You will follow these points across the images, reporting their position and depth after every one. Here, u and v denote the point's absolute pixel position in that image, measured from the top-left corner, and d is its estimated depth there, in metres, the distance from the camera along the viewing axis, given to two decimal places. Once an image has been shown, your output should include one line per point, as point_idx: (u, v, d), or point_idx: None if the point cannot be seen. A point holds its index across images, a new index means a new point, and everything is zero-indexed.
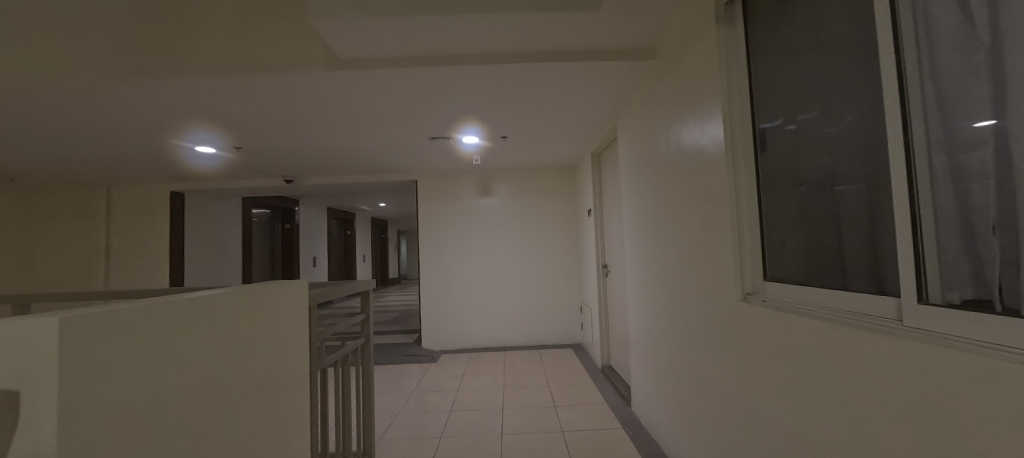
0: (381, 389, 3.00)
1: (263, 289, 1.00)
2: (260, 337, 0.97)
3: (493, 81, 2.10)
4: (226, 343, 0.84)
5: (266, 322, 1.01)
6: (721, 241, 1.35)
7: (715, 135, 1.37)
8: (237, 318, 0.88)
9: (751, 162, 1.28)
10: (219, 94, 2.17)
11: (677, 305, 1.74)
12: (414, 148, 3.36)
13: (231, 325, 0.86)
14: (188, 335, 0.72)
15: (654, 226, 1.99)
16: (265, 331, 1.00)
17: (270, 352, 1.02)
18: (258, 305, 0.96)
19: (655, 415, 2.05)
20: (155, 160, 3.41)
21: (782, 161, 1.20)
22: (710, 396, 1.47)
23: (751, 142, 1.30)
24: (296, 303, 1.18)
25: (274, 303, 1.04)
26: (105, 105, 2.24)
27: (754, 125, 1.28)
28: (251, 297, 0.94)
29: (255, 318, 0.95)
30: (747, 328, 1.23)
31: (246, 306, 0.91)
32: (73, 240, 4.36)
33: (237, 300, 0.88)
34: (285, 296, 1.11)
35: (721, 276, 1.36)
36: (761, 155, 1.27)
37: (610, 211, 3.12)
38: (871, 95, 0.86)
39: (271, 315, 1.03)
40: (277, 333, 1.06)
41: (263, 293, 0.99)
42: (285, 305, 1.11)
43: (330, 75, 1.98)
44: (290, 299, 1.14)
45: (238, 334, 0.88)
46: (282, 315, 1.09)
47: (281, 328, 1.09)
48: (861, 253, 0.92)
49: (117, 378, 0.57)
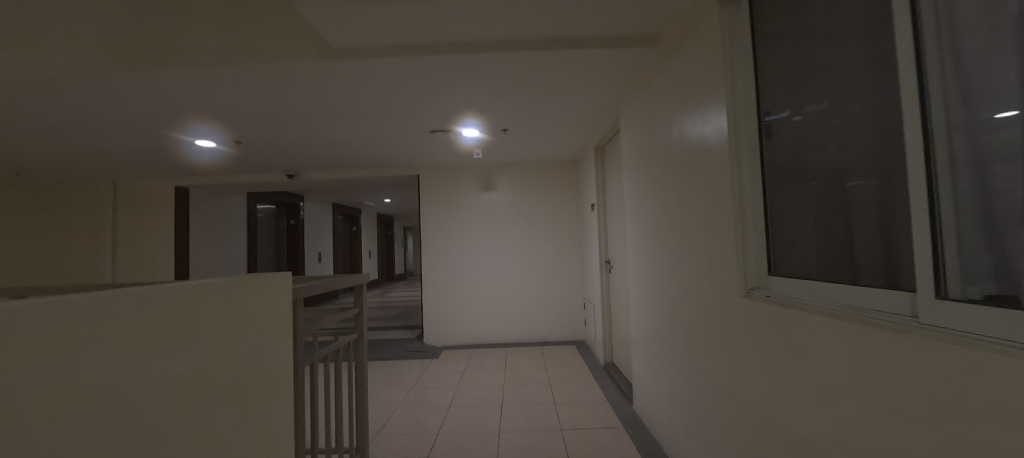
0: (381, 385, 2.99)
1: (234, 282, 0.96)
2: (227, 334, 0.92)
3: (490, 72, 2.04)
4: (189, 339, 0.79)
5: (235, 320, 0.95)
6: (723, 237, 1.27)
7: (718, 127, 1.29)
8: (204, 311, 0.84)
9: (756, 153, 1.19)
10: (215, 85, 2.14)
11: (679, 303, 1.68)
12: (415, 141, 3.31)
13: (195, 320, 0.81)
14: (145, 330, 0.68)
15: (656, 219, 1.92)
16: (234, 326, 0.95)
17: (240, 350, 0.97)
18: (224, 301, 0.91)
19: (655, 413, 2.00)
20: (157, 154, 3.42)
21: (790, 153, 1.12)
22: (714, 398, 1.41)
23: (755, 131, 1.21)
24: (273, 300, 1.14)
25: (244, 299, 0.99)
26: (101, 98, 2.24)
27: (757, 116, 1.21)
28: (216, 290, 0.88)
29: (222, 315, 0.90)
30: (754, 327, 1.15)
31: (215, 300, 0.88)
32: (79, 233, 4.40)
33: (203, 293, 0.84)
34: (259, 291, 1.06)
35: (723, 272, 1.29)
36: (766, 145, 1.18)
37: (613, 204, 3.04)
38: (886, 78, 0.79)
39: (242, 312, 0.98)
40: (248, 329, 1.01)
41: (229, 287, 0.93)
42: (259, 300, 1.06)
43: (321, 66, 1.94)
44: (265, 294, 1.09)
45: (201, 330, 0.83)
46: (256, 310, 1.04)
47: (254, 324, 1.03)
48: (873, 250, 0.86)
49: (56, 374, 0.53)
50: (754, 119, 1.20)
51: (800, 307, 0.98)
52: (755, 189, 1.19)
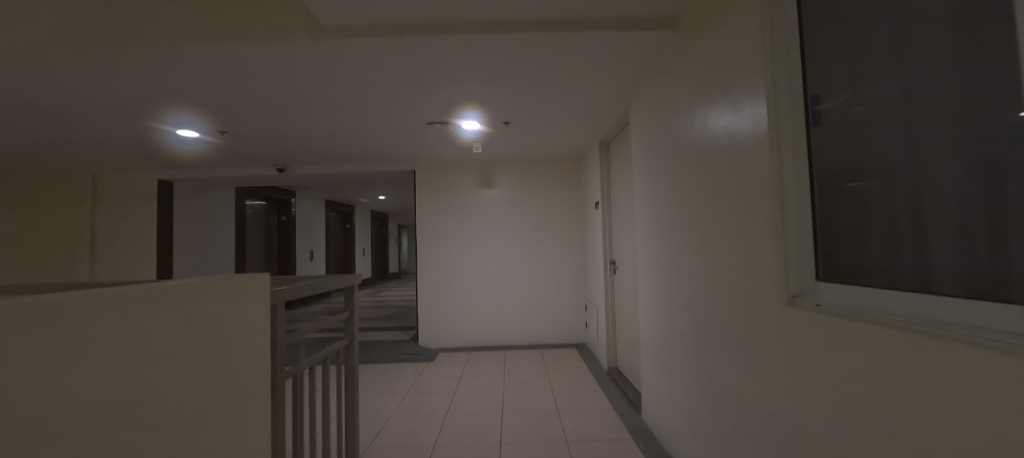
0: (374, 390, 2.84)
1: (206, 285, 0.81)
2: (186, 356, 0.74)
3: (494, 57, 1.90)
4: (130, 369, 0.62)
5: (197, 338, 0.78)
6: (759, 236, 1.14)
7: (755, 116, 1.14)
8: (166, 319, 0.69)
9: (801, 142, 1.06)
10: (195, 67, 1.96)
11: (701, 308, 1.55)
12: (413, 134, 3.16)
13: (137, 344, 0.63)
14: (72, 353, 0.53)
15: (672, 217, 1.79)
16: (195, 345, 0.77)
17: (205, 372, 0.80)
18: (180, 316, 0.73)
19: (668, 424, 1.88)
20: (137, 145, 3.22)
21: (842, 140, 0.97)
22: (742, 416, 1.28)
23: (800, 119, 1.07)
24: (248, 309, 0.96)
25: (208, 313, 0.81)
26: (70, 80, 2.06)
27: (804, 101, 1.06)
28: (166, 304, 0.70)
29: (176, 334, 0.72)
30: (797, 341, 1.01)
31: (179, 306, 0.73)
32: (56, 229, 4.17)
33: (168, 298, 0.70)
34: (228, 300, 0.88)
35: (757, 275, 1.16)
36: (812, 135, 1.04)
37: (619, 202, 2.91)
38: (986, 47, 0.64)
39: (206, 327, 0.80)
40: (215, 347, 0.83)
41: (186, 298, 0.75)
42: (229, 311, 0.88)
43: (311, 46, 1.78)
44: (237, 305, 0.91)
45: (147, 355, 0.65)
46: (225, 325, 0.87)
47: (223, 340, 0.86)
48: (954, 255, 0.72)
49: None
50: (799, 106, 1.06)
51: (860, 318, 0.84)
52: (804, 184, 1.05)
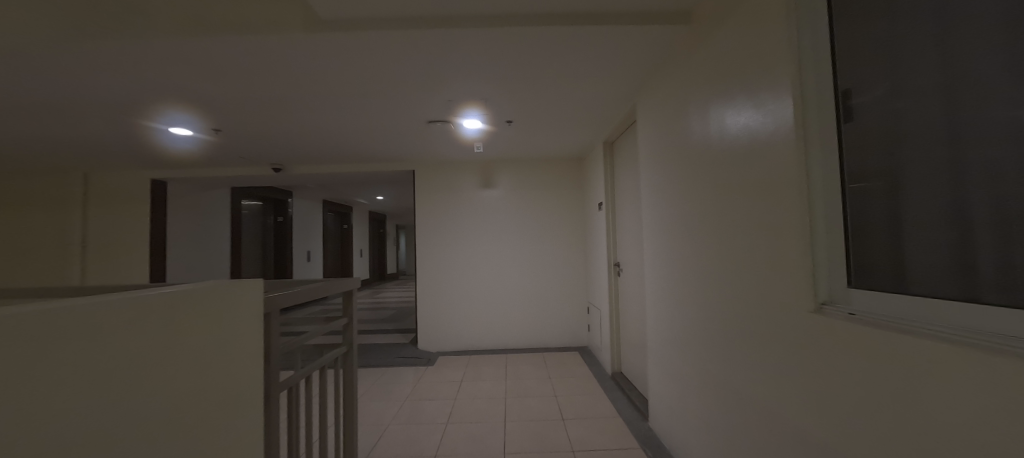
0: (372, 396, 2.76)
1: (189, 294, 0.77)
2: (140, 377, 0.65)
3: (498, 53, 1.84)
4: (50, 398, 0.52)
5: (163, 353, 0.70)
6: (783, 240, 1.08)
7: (779, 113, 1.09)
8: (136, 332, 0.65)
9: (830, 140, 1.00)
10: (187, 61, 1.88)
11: (716, 314, 1.49)
12: (412, 133, 3.09)
13: (78, 365, 0.55)
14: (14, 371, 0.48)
15: (683, 219, 1.74)
16: (151, 363, 0.68)
17: (166, 392, 0.71)
18: (125, 333, 0.63)
19: (679, 433, 1.81)
20: (129, 144, 3.14)
21: (876, 134, 0.90)
22: (764, 429, 1.22)
23: (829, 114, 1.01)
24: (226, 321, 0.87)
25: (170, 326, 0.72)
26: (56, 75, 1.98)
27: (834, 96, 1.00)
28: (107, 319, 0.60)
29: (120, 353, 0.62)
30: (829, 351, 0.94)
31: (154, 318, 0.68)
32: (45, 229, 4.08)
33: (140, 310, 0.66)
34: (196, 311, 0.78)
35: (780, 282, 1.11)
36: (843, 132, 0.98)
37: (624, 203, 2.85)
38: None
39: (169, 344, 0.71)
40: (181, 364, 0.74)
41: (136, 312, 0.65)
42: (198, 324, 0.79)
43: (307, 40, 1.71)
44: (209, 315, 0.82)
45: (80, 380, 0.55)
46: (193, 338, 0.77)
47: (190, 355, 0.77)
48: (1007, 260, 0.66)
49: None
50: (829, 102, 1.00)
51: (904, 328, 0.77)
52: (835, 184, 1.00)
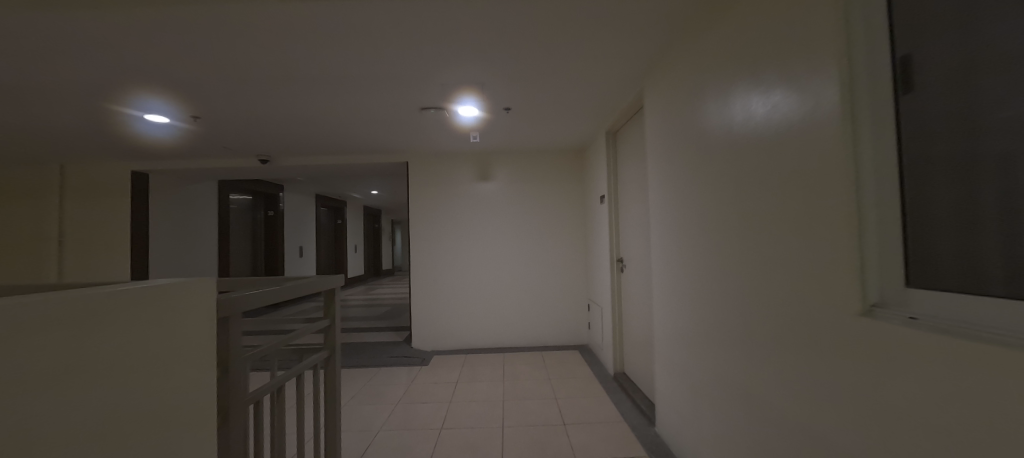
0: (364, 399, 2.63)
1: (161, 292, 0.65)
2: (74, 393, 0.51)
3: (498, 29, 1.69)
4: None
5: (115, 362, 0.57)
6: (826, 234, 0.96)
7: (826, 85, 0.95)
8: (89, 334, 0.53)
9: (886, 117, 0.87)
10: (155, 35, 1.71)
11: (738, 314, 1.36)
12: (406, 121, 2.93)
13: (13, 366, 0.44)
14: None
15: (699, 211, 1.61)
16: (82, 379, 0.52)
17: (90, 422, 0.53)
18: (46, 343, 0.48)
19: (689, 441, 1.70)
20: (103, 132, 2.96)
21: (948, 107, 0.76)
22: (793, 445, 1.09)
23: (884, 84, 0.87)
24: (166, 329, 0.66)
25: (76, 336, 0.51)
26: (13, 52, 1.81)
27: (892, 65, 0.86)
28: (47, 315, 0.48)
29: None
30: (880, 362, 0.81)
31: (115, 319, 0.57)
32: (19, 224, 3.88)
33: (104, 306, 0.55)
34: (114, 317, 0.57)
35: (819, 281, 0.99)
36: (903, 106, 0.85)
37: (628, 196, 2.72)
38: None
39: (78, 360, 0.51)
40: (116, 384, 0.57)
41: (19, 315, 0.44)
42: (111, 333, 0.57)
43: (287, 12, 1.56)
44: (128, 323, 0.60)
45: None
46: (146, 350, 0.62)
47: (144, 368, 0.62)
48: None
49: None
50: (885, 72, 0.87)
51: (996, 337, 0.63)
52: (889, 167, 0.86)
